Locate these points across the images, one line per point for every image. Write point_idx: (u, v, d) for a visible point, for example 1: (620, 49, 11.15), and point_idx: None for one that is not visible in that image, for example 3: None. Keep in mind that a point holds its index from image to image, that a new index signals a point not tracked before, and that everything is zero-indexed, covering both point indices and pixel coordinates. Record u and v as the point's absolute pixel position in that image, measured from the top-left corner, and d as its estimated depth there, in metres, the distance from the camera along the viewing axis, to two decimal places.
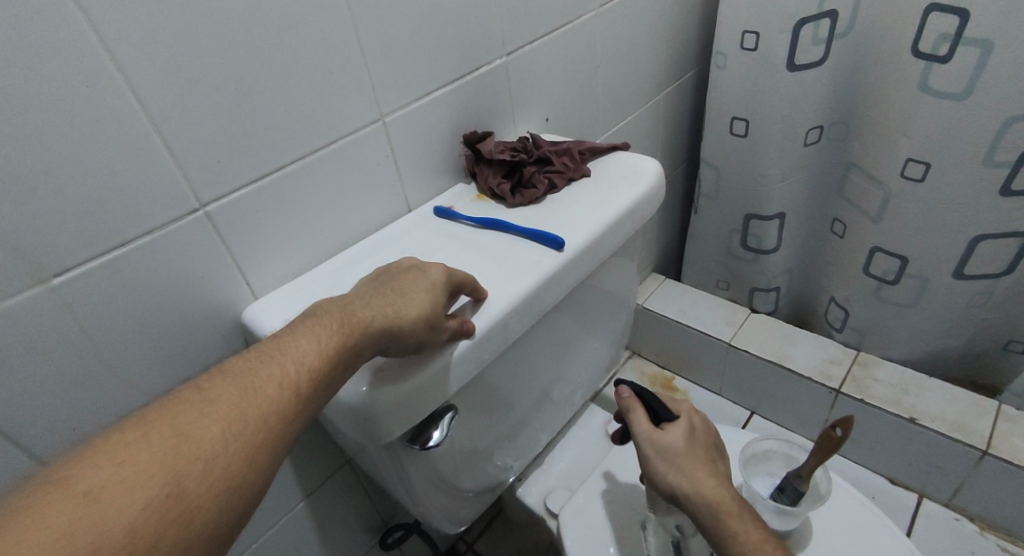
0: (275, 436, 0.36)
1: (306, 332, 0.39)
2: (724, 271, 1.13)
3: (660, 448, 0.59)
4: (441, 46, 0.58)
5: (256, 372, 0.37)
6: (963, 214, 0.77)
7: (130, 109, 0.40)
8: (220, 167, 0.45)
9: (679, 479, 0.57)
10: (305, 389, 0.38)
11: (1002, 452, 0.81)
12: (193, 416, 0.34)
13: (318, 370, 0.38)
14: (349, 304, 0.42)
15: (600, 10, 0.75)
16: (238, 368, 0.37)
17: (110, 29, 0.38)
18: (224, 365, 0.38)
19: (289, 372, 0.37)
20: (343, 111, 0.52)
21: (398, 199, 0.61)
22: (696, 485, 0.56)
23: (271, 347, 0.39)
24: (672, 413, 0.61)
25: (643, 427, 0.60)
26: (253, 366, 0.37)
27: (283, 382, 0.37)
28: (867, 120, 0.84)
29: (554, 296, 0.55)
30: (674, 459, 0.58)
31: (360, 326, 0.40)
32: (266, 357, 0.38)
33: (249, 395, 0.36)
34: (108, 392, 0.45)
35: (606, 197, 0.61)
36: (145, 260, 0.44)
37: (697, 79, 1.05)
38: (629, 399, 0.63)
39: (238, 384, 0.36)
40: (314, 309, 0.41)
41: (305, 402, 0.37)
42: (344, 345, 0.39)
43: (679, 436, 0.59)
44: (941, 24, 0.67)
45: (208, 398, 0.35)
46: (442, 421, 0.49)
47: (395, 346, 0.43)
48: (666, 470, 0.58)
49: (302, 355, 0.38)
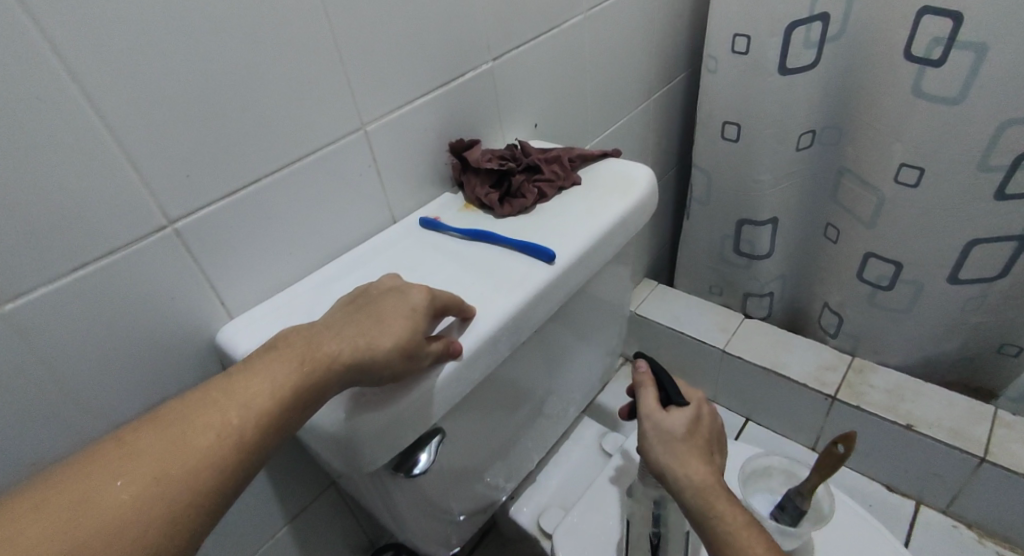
0: (205, 494, 0.34)
1: (259, 373, 0.37)
2: (716, 277, 1.11)
3: (660, 427, 0.57)
4: (426, 51, 0.56)
5: (195, 420, 0.35)
6: (958, 220, 0.76)
7: (87, 122, 0.37)
8: (189, 181, 0.43)
9: (672, 460, 0.55)
10: (247, 440, 0.36)
11: (1000, 459, 0.80)
12: (114, 472, 0.32)
13: (265, 417, 0.36)
14: (314, 337, 0.40)
15: (588, 13, 0.73)
16: (178, 412, 0.35)
17: (66, 38, 0.35)
18: (165, 406, 0.36)
19: (231, 421, 0.35)
20: (322, 121, 0.50)
21: (382, 210, 0.59)
22: (688, 469, 0.55)
23: (217, 388, 0.36)
24: (682, 399, 0.59)
25: (649, 404, 0.59)
26: (191, 412, 0.35)
27: (222, 432, 0.35)
28: (860, 124, 0.82)
29: (544, 310, 0.53)
30: (670, 442, 0.56)
31: (320, 364, 0.38)
32: (208, 402, 0.36)
33: (181, 448, 0.34)
34: (71, 420, 0.43)
35: (598, 206, 0.59)
36: (107, 281, 0.41)
37: (688, 83, 1.04)
38: (643, 376, 0.61)
39: (175, 432, 0.34)
40: (278, 340, 0.39)
41: (245, 454, 0.36)
42: (302, 385, 0.38)
43: (682, 420, 0.57)
44: (935, 27, 0.66)
45: (136, 451, 0.33)
46: (430, 444, 0.46)
47: (361, 381, 0.40)
48: (662, 450, 0.56)
49: (249, 401, 0.36)
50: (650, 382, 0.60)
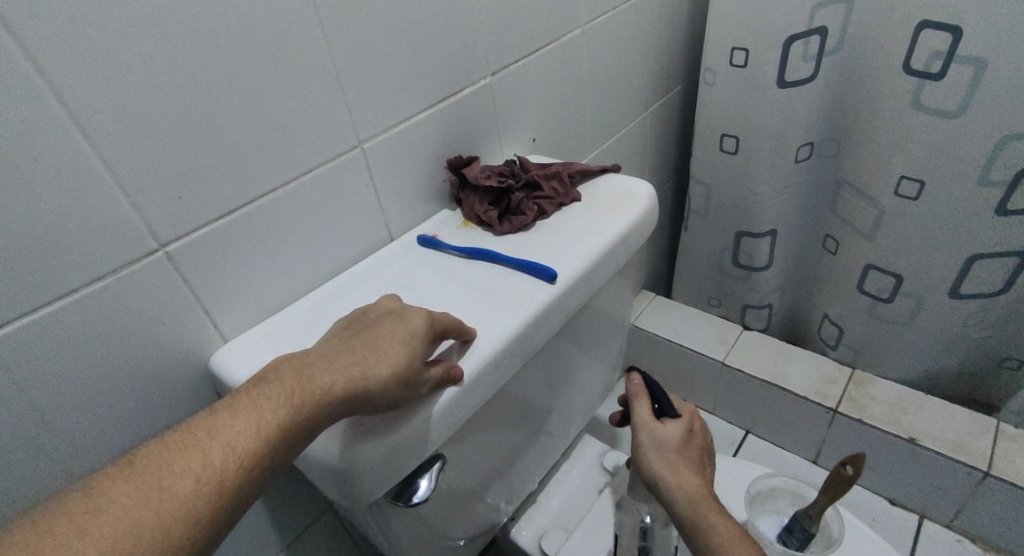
0: (183, 542, 0.33)
1: (246, 409, 0.36)
2: (715, 290, 1.11)
3: (654, 437, 0.56)
4: (424, 67, 0.55)
5: (175, 464, 0.34)
6: (959, 233, 0.76)
7: (73, 143, 0.36)
8: (182, 203, 0.42)
9: (665, 469, 0.54)
10: (230, 482, 0.35)
11: (1004, 473, 0.79)
12: (87, 523, 0.31)
13: (250, 457, 0.35)
14: (305, 368, 0.38)
15: (585, 27, 0.73)
16: (158, 455, 0.34)
17: (53, 62, 0.34)
18: (145, 448, 0.35)
19: (214, 463, 0.34)
20: (318, 139, 0.49)
21: (379, 228, 0.58)
22: (681, 479, 0.54)
23: (200, 429, 0.35)
24: (675, 411, 0.58)
25: (643, 415, 0.58)
26: (170, 455, 0.34)
27: (203, 476, 0.34)
28: (858, 137, 0.82)
29: (546, 331, 0.52)
30: (664, 452, 0.55)
31: (310, 399, 0.37)
32: (189, 444, 0.35)
33: (159, 494, 0.33)
34: (58, 450, 0.41)
35: (599, 223, 0.58)
36: (95, 307, 0.40)
37: (685, 95, 1.04)
38: (636, 387, 0.60)
39: (154, 476, 0.33)
40: (267, 372, 0.38)
41: (228, 496, 0.34)
42: (290, 421, 0.36)
43: (677, 430, 0.56)
44: (934, 41, 0.66)
45: (113, 498, 0.32)
46: (430, 469, 0.45)
47: (354, 414, 0.39)
48: (655, 459, 0.55)
49: (233, 442, 0.35)
50: (645, 393, 0.59)
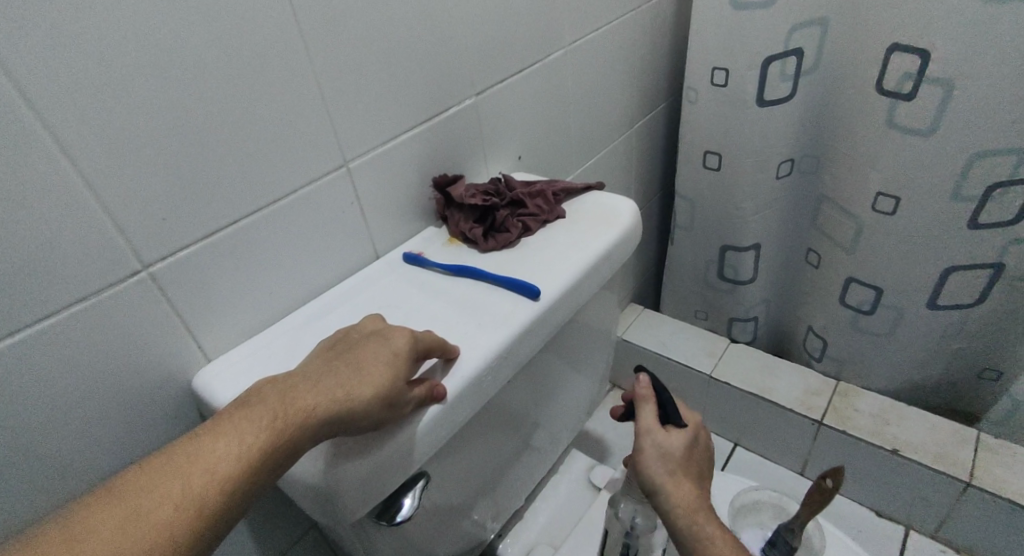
0: None
1: (227, 433, 0.36)
2: (701, 303, 1.12)
3: (658, 445, 0.55)
4: (409, 87, 0.56)
5: (154, 492, 0.34)
6: (935, 247, 0.77)
7: (56, 166, 0.37)
8: (165, 225, 0.42)
9: (666, 480, 0.54)
10: (211, 507, 0.35)
11: (985, 483, 0.80)
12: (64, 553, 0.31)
13: (230, 482, 0.35)
14: (288, 390, 0.39)
15: (569, 47, 0.75)
16: (137, 482, 0.34)
17: (36, 87, 0.35)
18: (123, 474, 0.35)
19: (194, 489, 0.34)
20: (304, 160, 0.50)
21: (365, 245, 0.58)
22: (681, 492, 0.54)
23: (180, 453, 0.35)
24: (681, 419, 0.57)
25: (649, 422, 0.56)
26: (149, 481, 0.34)
27: (183, 502, 0.34)
28: (836, 153, 0.84)
29: (530, 347, 0.52)
30: (668, 463, 0.54)
31: (293, 422, 0.37)
32: (169, 469, 0.35)
33: (138, 522, 0.33)
34: (39, 473, 0.41)
35: (582, 240, 0.59)
36: (77, 329, 0.40)
37: (669, 112, 1.05)
38: (643, 389, 0.58)
39: (133, 504, 0.33)
40: (250, 394, 0.38)
41: (208, 522, 0.35)
42: (272, 445, 0.37)
43: (681, 441, 0.55)
44: (904, 63, 0.68)
45: (91, 527, 0.32)
46: (414, 487, 0.45)
47: (338, 435, 0.40)
48: (658, 468, 0.54)
49: (213, 467, 0.35)
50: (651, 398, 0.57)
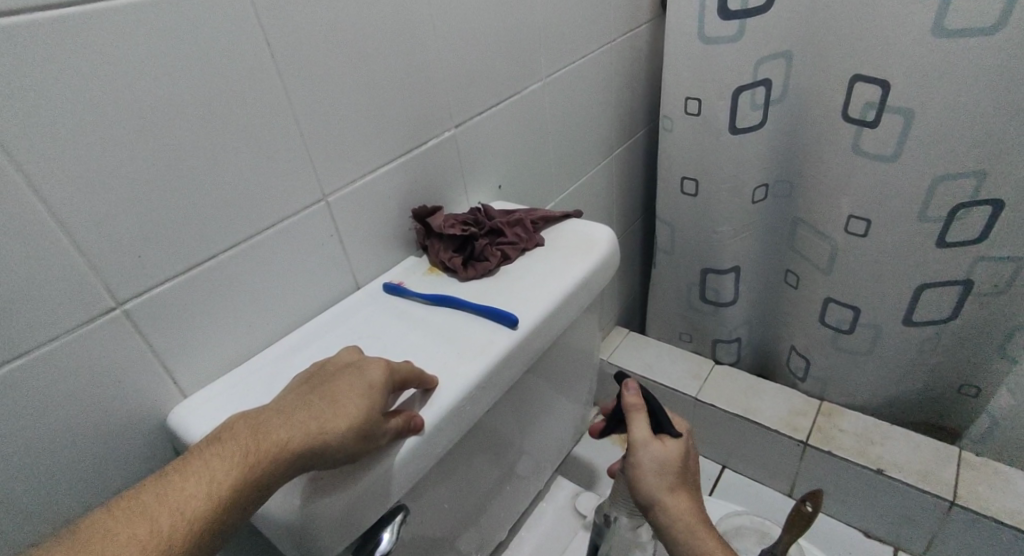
0: None
1: (197, 471, 0.36)
2: (685, 326, 1.13)
3: (655, 457, 0.55)
4: (387, 122, 0.58)
5: (119, 534, 0.34)
6: (906, 268, 0.79)
7: (32, 207, 0.37)
8: (140, 262, 0.43)
9: (664, 492, 0.55)
10: (178, 548, 0.34)
11: (968, 502, 0.80)
12: None
13: (199, 521, 0.35)
14: (260, 425, 0.39)
15: (546, 80, 0.77)
16: (102, 526, 0.34)
17: (11, 129, 0.36)
18: (88, 517, 0.34)
19: (161, 529, 0.34)
20: (283, 195, 0.50)
21: (346, 275, 0.59)
22: (679, 504, 0.55)
23: (149, 494, 0.35)
24: (674, 427, 0.57)
25: (643, 433, 0.56)
26: (117, 523, 0.34)
27: (150, 542, 0.34)
28: (808, 177, 0.86)
29: (509, 376, 0.52)
30: (665, 474, 0.55)
31: (264, 458, 0.37)
32: (136, 511, 0.35)
33: None
34: (11, 516, 0.41)
35: (560, 268, 0.60)
36: (50, 368, 0.40)
37: (646, 139, 1.08)
38: (633, 398, 0.58)
39: (96, 547, 0.33)
40: (223, 430, 0.38)
41: None
42: (244, 481, 0.36)
43: (677, 451, 0.56)
44: (866, 93, 0.71)
45: None
46: (392, 522, 0.44)
47: (311, 468, 0.39)
48: (655, 480, 0.55)
49: (182, 506, 0.35)
50: (641, 407, 0.57)
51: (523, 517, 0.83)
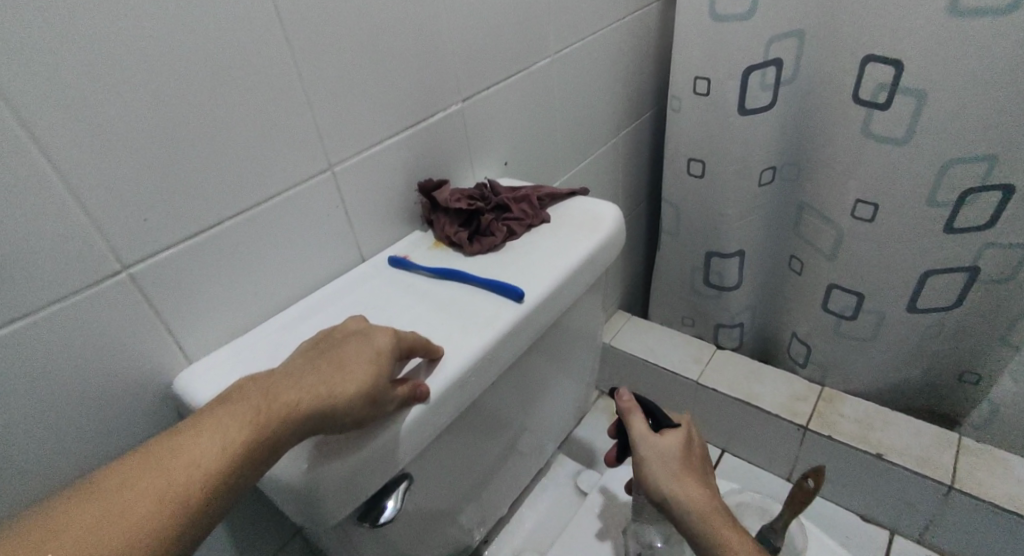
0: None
1: (210, 428, 0.36)
2: (688, 310, 1.13)
3: (655, 450, 0.57)
4: (395, 94, 0.57)
5: (136, 484, 0.34)
6: (912, 253, 0.79)
7: (37, 166, 0.37)
8: (146, 226, 0.43)
9: (672, 483, 0.55)
10: (196, 501, 0.35)
11: (967, 487, 0.81)
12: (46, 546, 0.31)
13: (216, 475, 0.35)
14: (270, 387, 0.39)
15: (555, 57, 0.76)
16: (118, 477, 0.34)
17: (15, 88, 0.35)
18: (103, 469, 0.34)
19: (179, 481, 0.34)
20: (288, 166, 0.50)
21: (351, 249, 0.58)
22: (689, 492, 0.54)
23: (163, 448, 0.35)
24: (670, 421, 0.59)
25: (641, 430, 0.58)
26: (134, 474, 0.34)
27: (168, 494, 0.34)
28: (816, 160, 0.86)
29: (514, 350, 0.52)
30: (670, 465, 0.56)
31: (276, 418, 0.37)
32: (151, 464, 0.34)
33: (121, 514, 0.33)
34: (16, 475, 0.41)
35: (566, 244, 0.59)
36: (56, 329, 0.40)
37: (654, 119, 1.07)
38: (627, 402, 0.60)
39: (114, 498, 0.33)
40: (233, 390, 0.38)
41: (193, 516, 0.34)
42: (257, 439, 0.37)
43: (676, 441, 0.57)
44: (879, 74, 0.70)
45: (69, 521, 0.32)
46: (396, 490, 0.45)
47: (320, 432, 0.40)
48: (661, 473, 0.56)
49: (198, 460, 0.35)
50: (637, 408, 0.59)
51: (524, 495, 0.83)
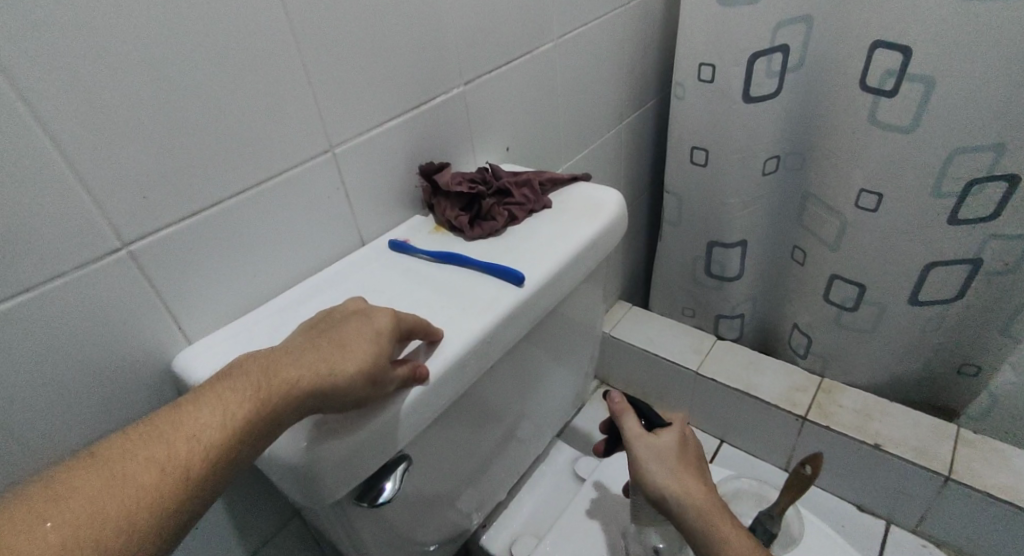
0: (149, 528, 0.33)
1: (211, 402, 0.36)
2: (689, 300, 1.13)
3: (651, 447, 0.57)
4: (396, 76, 0.56)
5: (137, 455, 0.34)
6: (915, 244, 0.78)
7: (36, 141, 0.37)
8: (146, 203, 0.42)
9: (670, 479, 0.55)
10: (196, 473, 0.35)
11: (964, 478, 0.81)
12: (47, 513, 0.31)
13: (216, 448, 0.35)
14: (271, 363, 0.39)
15: (559, 41, 0.75)
16: (120, 448, 0.34)
17: (14, 61, 0.35)
18: (105, 440, 0.34)
19: (180, 454, 0.34)
20: (288, 146, 0.49)
21: (351, 232, 0.58)
22: (687, 488, 0.54)
23: (164, 421, 0.35)
24: (663, 420, 0.60)
25: (635, 430, 0.58)
26: (135, 446, 0.34)
27: (169, 466, 0.34)
28: (821, 149, 0.85)
29: (514, 334, 0.52)
30: (665, 461, 0.56)
31: (277, 394, 0.37)
32: (152, 437, 0.35)
33: (121, 484, 0.33)
34: (16, 451, 0.41)
35: (567, 230, 0.59)
36: (56, 306, 0.40)
37: (657, 107, 1.06)
38: (619, 404, 0.60)
39: (115, 468, 0.33)
40: (234, 366, 0.38)
41: (193, 488, 0.35)
42: (258, 414, 0.37)
43: (670, 438, 0.57)
44: (887, 60, 0.69)
45: (70, 489, 0.32)
46: (395, 471, 0.45)
47: (320, 409, 0.40)
48: (657, 469, 0.55)
49: (198, 433, 0.35)
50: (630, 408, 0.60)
51: (522, 481, 0.84)
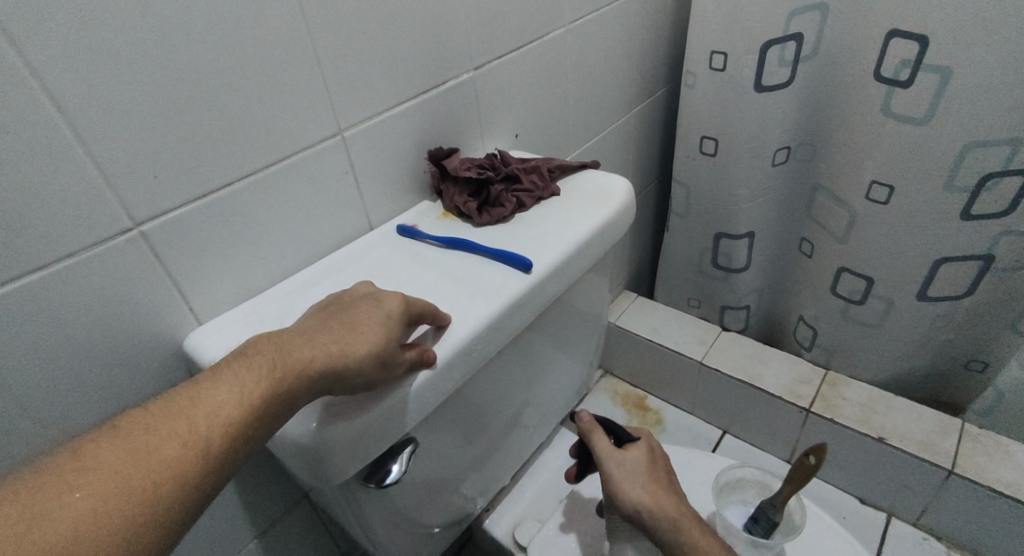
0: (173, 499, 0.33)
1: (228, 380, 0.37)
2: (695, 290, 1.12)
3: (621, 466, 0.57)
4: (407, 59, 0.56)
5: (158, 430, 0.34)
6: (925, 237, 0.78)
7: (48, 118, 0.37)
8: (156, 182, 0.42)
9: (642, 496, 0.55)
10: (216, 448, 0.35)
11: (967, 471, 0.81)
12: (74, 482, 0.32)
13: (234, 424, 0.36)
14: (284, 343, 0.39)
15: (570, 27, 0.74)
16: (141, 423, 0.35)
17: (28, 38, 0.35)
18: (126, 416, 0.35)
19: (199, 428, 0.35)
20: (298, 128, 0.49)
21: (359, 217, 0.58)
22: (659, 502, 0.55)
23: (182, 397, 0.36)
24: (631, 436, 0.60)
25: (605, 448, 0.58)
26: (157, 421, 0.35)
27: (190, 440, 0.34)
28: (832, 140, 0.84)
29: (520, 320, 0.52)
30: (637, 478, 0.56)
31: (291, 373, 0.38)
32: (171, 412, 0.35)
33: (144, 457, 0.33)
34: (31, 428, 0.42)
35: (575, 217, 0.59)
36: (68, 284, 0.40)
37: (667, 95, 1.05)
38: (587, 423, 0.60)
39: (138, 441, 0.34)
40: (248, 346, 0.39)
41: (212, 462, 0.35)
42: (274, 392, 0.37)
43: (639, 454, 0.58)
44: (902, 50, 0.69)
45: (96, 461, 0.33)
46: (402, 454, 0.46)
47: (333, 390, 0.40)
48: (630, 487, 0.56)
49: (217, 409, 0.36)
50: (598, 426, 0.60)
51: (525, 468, 0.84)
